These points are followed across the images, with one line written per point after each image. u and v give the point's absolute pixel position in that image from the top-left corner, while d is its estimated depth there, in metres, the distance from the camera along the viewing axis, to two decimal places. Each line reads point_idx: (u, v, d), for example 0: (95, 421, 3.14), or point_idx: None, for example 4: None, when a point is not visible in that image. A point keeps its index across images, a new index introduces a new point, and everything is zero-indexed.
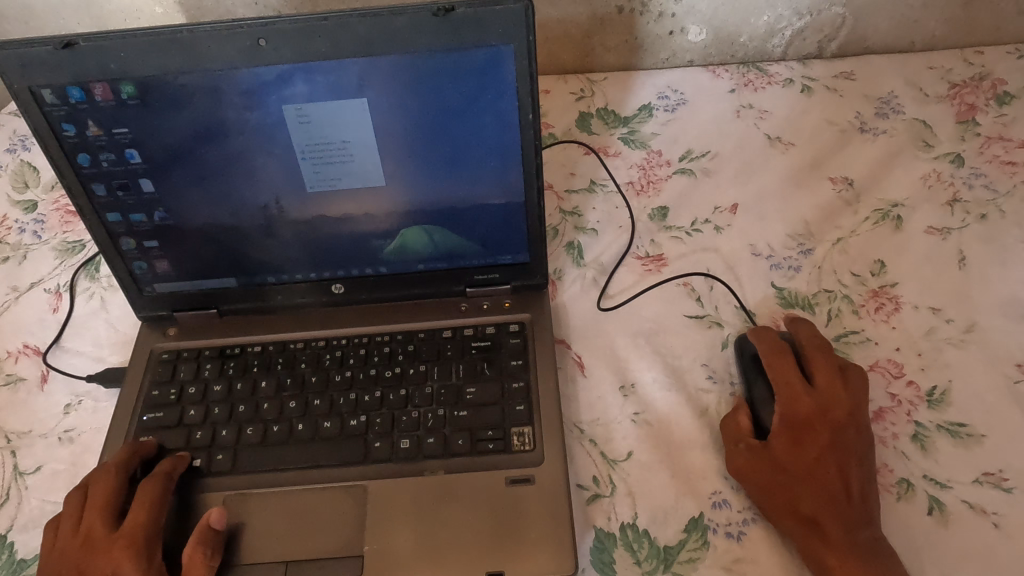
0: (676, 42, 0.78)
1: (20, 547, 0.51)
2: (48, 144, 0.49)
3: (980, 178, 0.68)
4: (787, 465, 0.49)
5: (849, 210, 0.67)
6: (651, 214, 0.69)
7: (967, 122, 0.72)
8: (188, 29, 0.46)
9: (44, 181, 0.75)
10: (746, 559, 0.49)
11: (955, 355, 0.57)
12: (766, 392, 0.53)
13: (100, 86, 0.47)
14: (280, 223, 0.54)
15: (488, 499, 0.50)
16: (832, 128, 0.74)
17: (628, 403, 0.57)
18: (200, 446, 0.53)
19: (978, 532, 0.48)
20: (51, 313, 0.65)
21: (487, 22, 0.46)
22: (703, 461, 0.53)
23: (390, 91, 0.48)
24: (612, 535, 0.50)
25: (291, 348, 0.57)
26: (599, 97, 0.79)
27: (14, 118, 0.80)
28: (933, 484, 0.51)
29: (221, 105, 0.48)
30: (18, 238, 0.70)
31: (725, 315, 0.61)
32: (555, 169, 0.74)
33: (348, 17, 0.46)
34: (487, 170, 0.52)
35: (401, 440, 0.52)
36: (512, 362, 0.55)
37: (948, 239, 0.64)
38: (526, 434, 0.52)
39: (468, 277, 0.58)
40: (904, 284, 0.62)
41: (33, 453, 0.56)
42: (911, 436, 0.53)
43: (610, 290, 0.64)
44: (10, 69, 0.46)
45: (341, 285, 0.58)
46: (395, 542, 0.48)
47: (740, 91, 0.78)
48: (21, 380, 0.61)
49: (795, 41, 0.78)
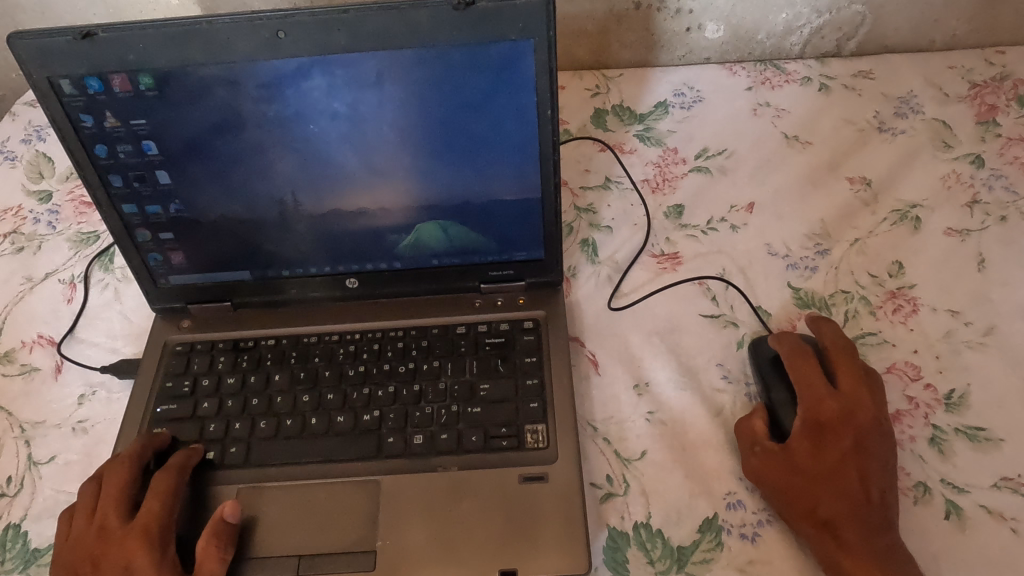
0: (693, 39, 0.78)
1: (34, 536, 0.52)
2: (67, 135, 0.49)
3: (1000, 179, 0.67)
4: (806, 467, 0.48)
5: (866, 210, 0.67)
6: (667, 212, 0.69)
7: (988, 123, 0.71)
8: (208, 20, 0.45)
9: (58, 171, 0.75)
10: (760, 561, 0.48)
11: (973, 359, 0.56)
12: (785, 396, 0.52)
13: (118, 78, 0.47)
14: (296, 217, 0.54)
15: (501, 497, 0.49)
16: (850, 127, 0.73)
17: (642, 402, 0.56)
18: (214, 439, 0.53)
19: (996, 537, 0.48)
20: (65, 304, 0.65)
21: (507, 16, 0.45)
22: (717, 461, 0.53)
23: (408, 85, 0.48)
24: (626, 534, 0.50)
25: (305, 342, 0.57)
26: (614, 93, 0.79)
27: (30, 108, 0.81)
28: (950, 488, 0.50)
29: (238, 97, 0.48)
30: (33, 228, 0.71)
31: (741, 315, 0.61)
32: (570, 166, 0.73)
33: (368, 9, 0.45)
34: (504, 165, 0.52)
35: (414, 435, 0.52)
36: (526, 359, 0.55)
37: (968, 241, 0.63)
38: (540, 431, 0.52)
39: (483, 273, 0.58)
40: (923, 286, 0.61)
41: (46, 443, 0.56)
42: (929, 440, 0.53)
43: (624, 288, 0.63)
44: (30, 59, 0.46)
45: (356, 279, 0.58)
46: (408, 538, 0.48)
47: (756, 89, 0.77)
48: (36, 370, 0.61)
49: (813, 39, 0.78)
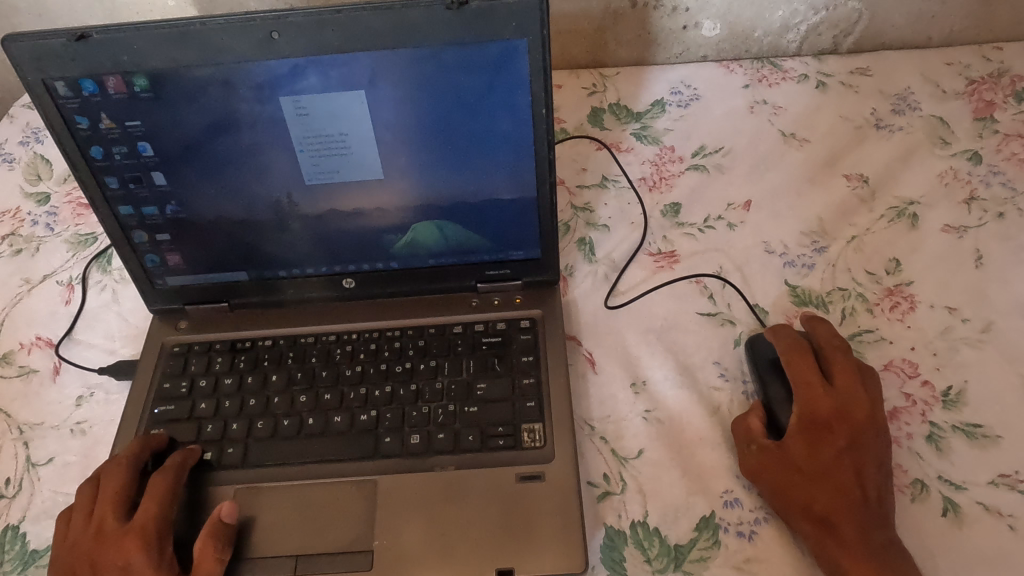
0: (689, 37, 0.78)
1: (32, 538, 0.52)
2: (62, 137, 0.49)
3: (998, 176, 0.67)
4: (802, 465, 0.48)
5: (864, 208, 0.67)
6: (664, 210, 0.69)
7: (985, 119, 0.71)
8: (202, 21, 0.45)
9: (56, 173, 0.75)
10: (757, 559, 0.48)
11: (971, 356, 0.56)
12: (783, 393, 0.52)
13: (113, 79, 0.47)
14: (292, 218, 0.54)
15: (498, 497, 0.49)
16: (848, 124, 0.73)
17: (639, 401, 0.56)
18: (211, 440, 0.53)
19: (994, 534, 0.48)
20: (64, 306, 0.65)
21: (501, 15, 0.45)
22: (715, 459, 0.53)
23: (403, 85, 0.48)
24: (623, 533, 0.50)
25: (302, 342, 0.57)
26: (611, 92, 0.79)
27: (28, 110, 0.81)
28: (948, 485, 0.50)
29: (233, 98, 0.48)
30: (31, 230, 0.71)
31: (738, 313, 0.61)
32: (567, 165, 0.73)
33: (361, 9, 0.45)
34: (499, 165, 0.52)
35: (411, 435, 0.52)
36: (522, 358, 0.55)
37: (965, 237, 0.63)
38: (537, 430, 0.52)
39: (479, 273, 0.58)
40: (920, 283, 0.61)
41: (45, 445, 0.56)
42: (927, 437, 0.52)
43: (621, 287, 0.63)
44: (24, 61, 0.46)
45: (352, 279, 0.58)
46: (405, 538, 0.48)
47: (753, 86, 0.77)
48: (34, 371, 0.61)
49: (810, 36, 0.78)
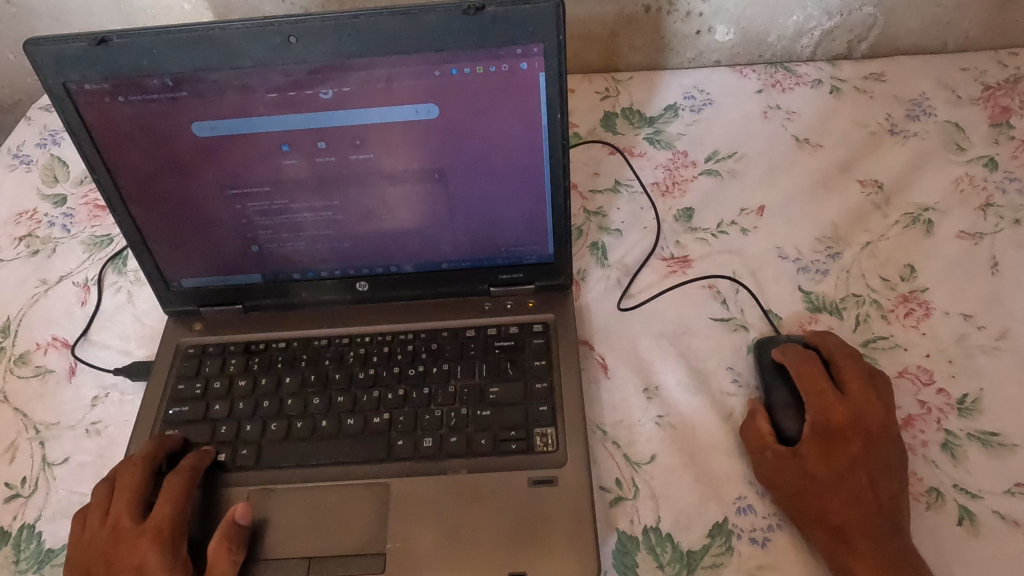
0: (703, 42, 0.78)
1: (48, 537, 0.52)
2: (81, 139, 0.50)
3: (1014, 182, 0.67)
4: (816, 474, 0.48)
5: (878, 214, 0.66)
6: (677, 215, 0.69)
7: (1001, 125, 0.71)
8: (220, 27, 0.46)
9: (73, 175, 0.76)
10: (771, 566, 0.48)
11: (987, 363, 0.56)
12: (787, 397, 0.52)
13: (132, 83, 0.48)
14: (307, 221, 0.55)
15: (510, 500, 0.49)
16: (862, 129, 0.73)
17: (651, 406, 0.56)
18: (225, 441, 0.53)
19: (1010, 543, 0.47)
20: (80, 307, 0.66)
21: (516, 20, 0.45)
22: (728, 466, 0.53)
23: (418, 91, 0.48)
24: (635, 538, 0.50)
25: (316, 345, 0.58)
26: (624, 96, 0.79)
27: (45, 113, 0.81)
28: (963, 493, 0.50)
29: (251, 103, 0.49)
30: (48, 231, 0.71)
31: (751, 318, 0.60)
32: (580, 169, 0.73)
33: (378, 14, 0.45)
34: (514, 170, 0.52)
35: (424, 438, 0.52)
36: (535, 363, 0.55)
37: (981, 244, 0.63)
38: (549, 434, 0.52)
39: (493, 277, 0.58)
40: (935, 290, 0.61)
41: (61, 445, 0.57)
42: (942, 444, 0.52)
43: (633, 291, 0.63)
44: (46, 66, 0.47)
45: (366, 282, 0.58)
46: (417, 541, 0.48)
47: (767, 91, 0.77)
48: (50, 371, 0.61)
49: (824, 41, 0.77)
